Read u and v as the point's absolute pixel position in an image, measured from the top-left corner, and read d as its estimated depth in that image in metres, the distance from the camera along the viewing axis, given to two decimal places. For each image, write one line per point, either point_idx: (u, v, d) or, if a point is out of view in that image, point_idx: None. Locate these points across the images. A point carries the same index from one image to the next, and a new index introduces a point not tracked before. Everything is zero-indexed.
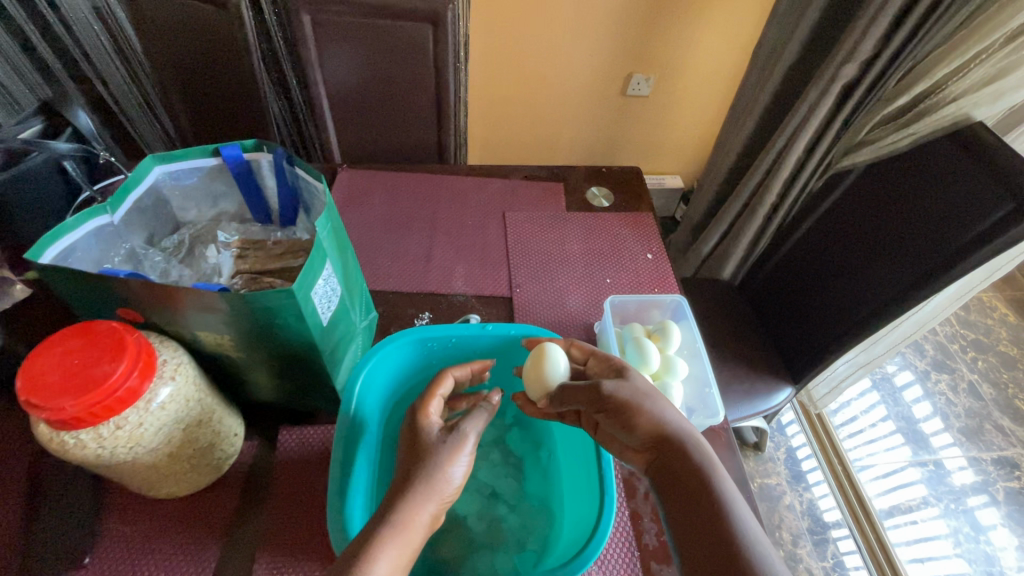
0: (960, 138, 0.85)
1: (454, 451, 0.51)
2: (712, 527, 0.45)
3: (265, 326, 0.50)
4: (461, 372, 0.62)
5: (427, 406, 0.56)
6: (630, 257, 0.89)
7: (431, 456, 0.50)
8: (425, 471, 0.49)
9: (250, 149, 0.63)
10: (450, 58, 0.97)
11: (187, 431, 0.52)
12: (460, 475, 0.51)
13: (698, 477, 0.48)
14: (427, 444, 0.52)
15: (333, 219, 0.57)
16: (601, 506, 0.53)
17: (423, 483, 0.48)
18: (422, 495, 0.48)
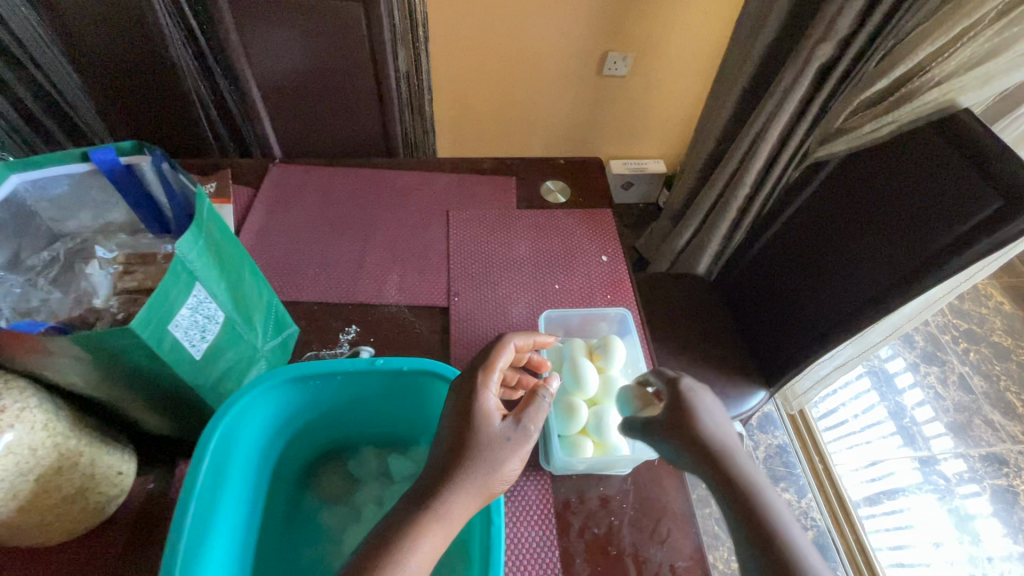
0: (945, 127, 0.76)
1: (515, 447, 0.48)
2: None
3: (116, 367, 0.44)
4: (523, 341, 0.56)
5: (490, 382, 0.49)
6: (582, 259, 0.82)
7: (488, 451, 0.46)
8: (481, 463, 0.46)
9: (129, 152, 0.56)
10: (386, 41, 0.89)
11: (41, 481, 0.46)
12: (513, 469, 0.48)
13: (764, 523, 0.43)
14: (486, 435, 0.47)
15: (206, 230, 0.49)
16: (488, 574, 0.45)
17: (480, 477, 0.45)
18: (476, 491, 0.45)
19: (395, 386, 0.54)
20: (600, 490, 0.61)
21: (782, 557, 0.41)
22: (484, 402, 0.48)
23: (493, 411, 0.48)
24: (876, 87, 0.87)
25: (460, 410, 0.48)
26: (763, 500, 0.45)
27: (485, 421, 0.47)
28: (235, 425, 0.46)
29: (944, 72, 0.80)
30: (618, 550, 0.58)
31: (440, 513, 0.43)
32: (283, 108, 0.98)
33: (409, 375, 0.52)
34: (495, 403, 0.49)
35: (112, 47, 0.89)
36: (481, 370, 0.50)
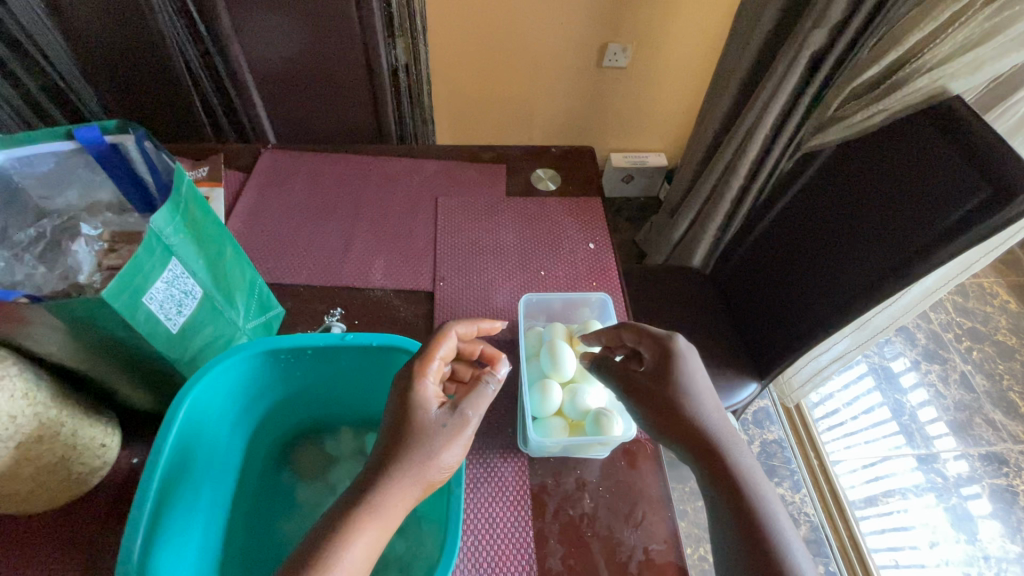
0: (937, 116, 0.75)
1: (453, 434, 0.47)
2: (753, 540, 0.48)
3: (92, 336, 0.45)
4: (465, 330, 0.55)
5: (427, 372, 0.49)
6: (569, 246, 0.82)
7: (425, 438, 0.46)
8: (418, 450, 0.46)
9: (113, 131, 0.56)
10: (380, 28, 0.90)
11: (22, 449, 0.47)
12: (452, 456, 0.47)
13: (744, 492, 0.50)
14: (423, 423, 0.47)
15: (182, 206, 0.49)
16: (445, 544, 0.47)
17: (418, 464, 0.45)
18: (413, 479, 0.45)
19: (367, 361, 0.54)
20: (576, 474, 0.62)
21: (765, 537, 0.48)
22: (422, 391, 0.48)
23: (430, 399, 0.48)
24: (868, 74, 0.85)
25: (399, 399, 0.48)
26: (743, 475, 0.51)
27: (422, 408, 0.48)
28: (201, 399, 0.47)
29: (936, 58, 0.78)
30: (593, 532, 0.58)
31: (376, 506, 0.44)
32: (276, 95, 0.99)
33: (378, 352, 0.53)
34: (434, 392, 0.49)
35: (112, 39, 0.91)
36: (418, 360, 0.50)
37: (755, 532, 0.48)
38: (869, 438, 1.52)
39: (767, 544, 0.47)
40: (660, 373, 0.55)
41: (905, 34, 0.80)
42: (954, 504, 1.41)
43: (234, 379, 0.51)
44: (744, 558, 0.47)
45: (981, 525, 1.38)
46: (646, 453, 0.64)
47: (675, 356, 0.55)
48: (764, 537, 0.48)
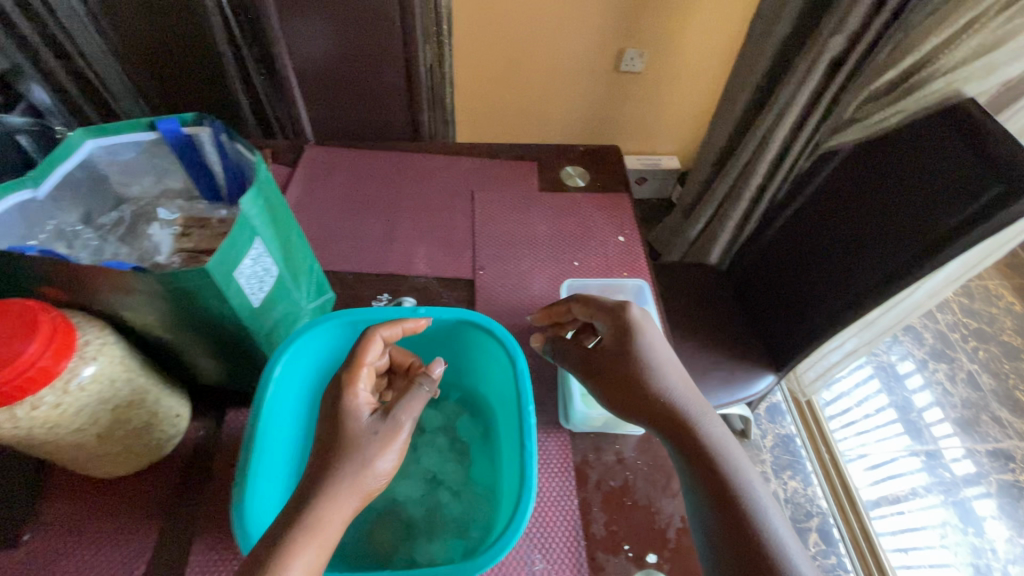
0: (952, 121, 0.79)
1: (385, 440, 0.48)
2: (721, 488, 0.52)
3: (187, 306, 0.49)
4: (388, 334, 0.56)
5: (357, 381, 0.51)
6: (600, 239, 0.86)
7: (354, 447, 0.47)
8: (348, 460, 0.46)
9: (190, 124, 0.61)
10: (420, 31, 0.94)
11: (115, 412, 0.51)
12: (385, 462, 0.48)
13: (706, 450, 0.54)
14: (351, 431, 0.48)
15: (264, 190, 0.54)
16: (520, 500, 0.50)
17: (349, 474, 0.46)
18: (348, 490, 0.45)
19: (439, 333, 0.63)
20: (615, 448, 0.66)
21: (731, 489, 0.51)
22: (350, 400, 0.50)
23: (360, 406, 0.50)
24: (884, 79, 0.89)
25: (331, 409, 0.50)
26: (705, 435, 0.55)
27: (353, 415, 0.49)
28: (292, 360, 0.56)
29: (951, 62, 0.83)
30: (632, 501, 0.62)
31: (311, 516, 0.43)
32: (315, 94, 1.04)
33: (451, 324, 0.61)
34: (365, 399, 0.51)
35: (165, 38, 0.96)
36: (346, 370, 0.52)
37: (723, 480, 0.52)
38: (881, 434, 1.56)
39: (731, 495, 0.51)
40: (616, 339, 0.60)
41: (920, 41, 0.84)
42: (962, 500, 1.45)
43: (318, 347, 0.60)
44: (713, 506, 0.51)
45: (988, 521, 1.41)
46: None
47: (632, 326, 0.59)
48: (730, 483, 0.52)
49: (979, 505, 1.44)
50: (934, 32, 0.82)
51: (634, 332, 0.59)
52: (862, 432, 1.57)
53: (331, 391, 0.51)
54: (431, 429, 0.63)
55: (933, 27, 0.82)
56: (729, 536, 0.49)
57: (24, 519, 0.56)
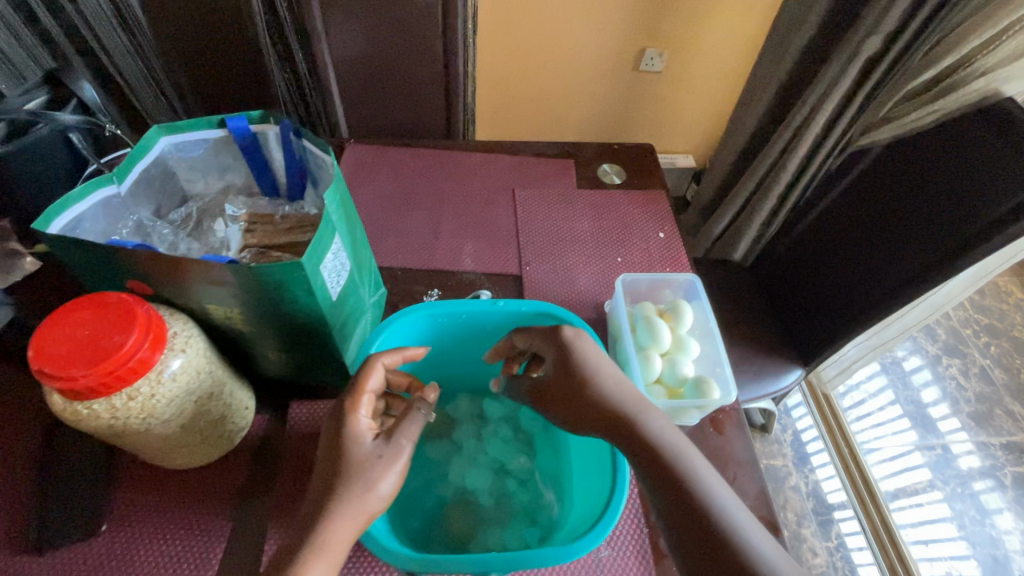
0: (991, 118, 0.81)
1: (390, 467, 0.45)
2: (680, 498, 0.46)
3: (273, 299, 0.49)
4: (392, 359, 0.51)
5: (360, 405, 0.47)
6: (641, 235, 0.88)
7: (362, 473, 0.44)
8: (353, 486, 0.43)
9: (257, 121, 0.61)
10: (460, 30, 0.96)
11: (198, 403, 0.52)
12: (389, 486, 0.44)
13: (660, 457, 0.48)
14: (356, 456, 0.44)
15: (341, 189, 0.56)
16: (615, 485, 0.50)
17: (354, 501, 0.42)
18: (353, 518, 0.42)
19: (514, 324, 0.63)
20: None
21: (692, 499, 0.45)
22: (354, 425, 0.46)
23: (362, 431, 0.46)
24: (921, 78, 0.92)
25: (329, 434, 0.46)
26: (659, 442, 0.49)
27: (355, 441, 0.45)
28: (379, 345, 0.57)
29: (990, 63, 0.84)
30: None
31: (319, 544, 0.40)
32: (353, 92, 1.05)
33: (528, 316, 0.62)
34: (367, 422, 0.47)
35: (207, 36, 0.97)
36: (348, 393, 0.47)
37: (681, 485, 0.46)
38: (896, 427, 1.58)
39: (691, 506, 0.45)
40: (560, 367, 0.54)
41: (963, 40, 0.86)
42: (975, 492, 1.47)
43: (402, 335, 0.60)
44: (675, 521, 0.45)
45: (1001, 513, 1.44)
46: (731, 421, 0.70)
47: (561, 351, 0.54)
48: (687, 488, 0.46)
49: (991, 497, 1.46)
50: (977, 31, 0.84)
51: (568, 348, 0.54)
52: (878, 425, 1.59)
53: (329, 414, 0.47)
54: (493, 420, 0.65)
55: (977, 25, 0.84)
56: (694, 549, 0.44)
57: (100, 512, 0.57)
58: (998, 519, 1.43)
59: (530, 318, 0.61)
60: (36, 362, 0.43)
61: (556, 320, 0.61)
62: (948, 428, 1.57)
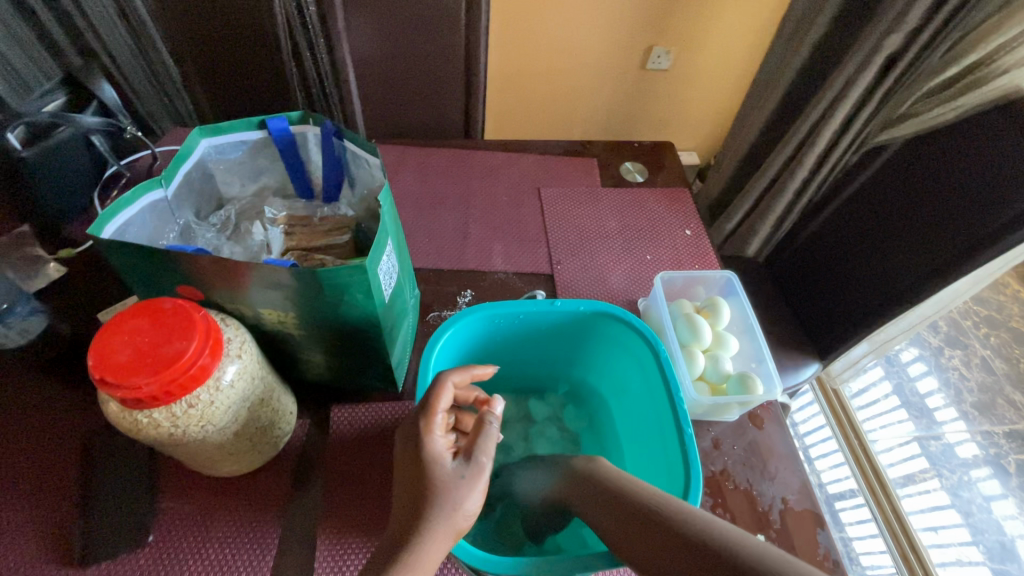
0: (1012, 112, 0.81)
1: (472, 482, 0.44)
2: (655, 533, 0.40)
3: (332, 303, 0.49)
4: (460, 376, 0.51)
5: (433, 425, 0.46)
6: (668, 233, 0.88)
7: (445, 492, 0.43)
8: (439, 507, 0.42)
9: (296, 122, 0.60)
10: (482, 28, 0.96)
11: (251, 409, 0.51)
12: (473, 505, 0.44)
13: (664, 518, 0.41)
14: (439, 477, 0.44)
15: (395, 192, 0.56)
16: (688, 482, 0.51)
17: (441, 520, 0.42)
18: (442, 534, 0.42)
19: (570, 325, 0.65)
20: (711, 436, 0.68)
21: (697, 544, 0.37)
22: (430, 445, 0.45)
23: (441, 451, 0.45)
24: (945, 75, 0.93)
25: (410, 457, 0.46)
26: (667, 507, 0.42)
27: (436, 463, 0.44)
28: (441, 348, 0.58)
29: (1011, 61, 0.85)
30: (733, 485, 0.64)
31: (412, 562, 0.40)
32: (371, 91, 1.05)
33: (585, 317, 0.63)
34: (444, 443, 0.46)
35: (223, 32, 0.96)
36: (422, 415, 0.47)
37: (656, 521, 0.41)
38: (900, 417, 1.58)
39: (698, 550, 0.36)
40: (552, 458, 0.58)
41: (988, 36, 0.88)
42: (975, 480, 1.48)
43: (462, 337, 0.62)
44: None
45: (1002, 499, 1.45)
46: (769, 416, 0.70)
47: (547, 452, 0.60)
48: (664, 517, 0.41)
49: (989, 484, 1.47)
50: (1004, 26, 0.85)
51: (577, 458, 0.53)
52: (882, 415, 1.59)
53: (405, 439, 0.47)
54: (540, 421, 0.71)
55: (1004, 20, 0.85)
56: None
57: (144, 524, 0.55)
58: (1000, 505, 1.44)
59: (588, 317, 0.62)
60: (95, 371, 0.41)
61: (613, 320, 0.62)
62: (944, 417, 1.58)
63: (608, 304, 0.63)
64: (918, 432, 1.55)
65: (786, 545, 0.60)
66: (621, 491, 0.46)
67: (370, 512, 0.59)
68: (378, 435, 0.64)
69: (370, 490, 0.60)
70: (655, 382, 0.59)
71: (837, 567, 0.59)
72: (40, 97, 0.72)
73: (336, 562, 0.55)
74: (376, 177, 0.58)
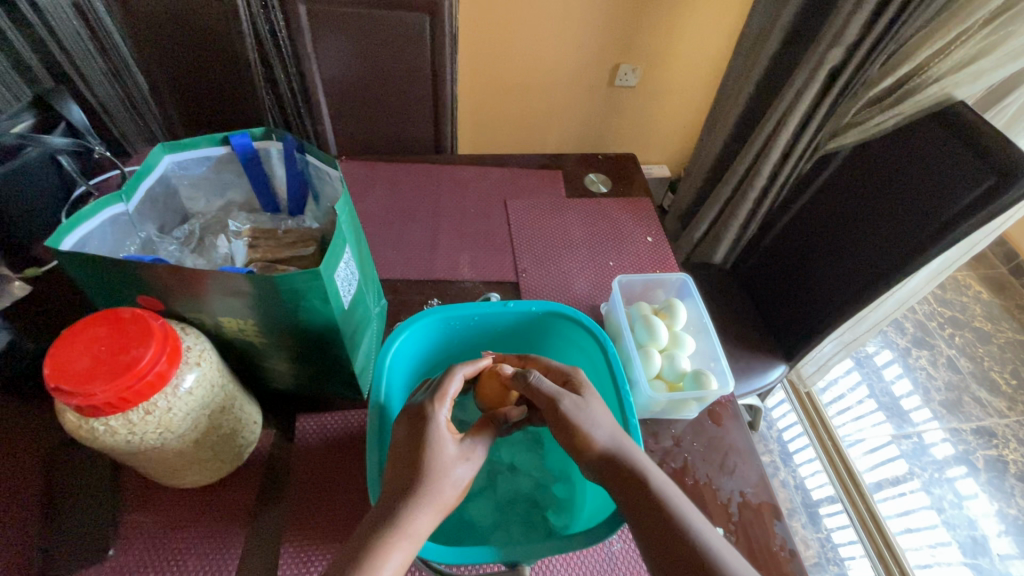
0: (947, 121, 0.87)
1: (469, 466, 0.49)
2: (657, 518, 0.47)
3: (290, 309, 0.50)
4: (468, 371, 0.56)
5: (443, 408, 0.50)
6: (631, 240, 0.91)
7: (449, 469, 0.47)
8: (439, 479, 0.46)
9: (259, 138, 0.62)
10: (447, 49, 1.00)
11: (211, 417, 0.52)
12: (464, 484, 0.48)
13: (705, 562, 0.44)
14: (445, 454, 0.48)
15: (354, 205, 0.58)
16: None
17: (441, 494, 0.46)
18: (435, 504, 0.46)
19: (526, 326, 0.67)
20: (671, 432, 0.70)
21: None
22: (438, 424, 0.49)
23: (447, 430, 0.49)
24: (883, 85, 0.99)
25: (414, 432, 0.49)
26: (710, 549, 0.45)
27: (444, 442, 0.48)
28: (399, 347, 0.61)
29: (941, 71, 0.93)
30: (693, 480, 0.66)
31: (406, 529, 0.44)
32: (344, 111, 1.08)
33: (539, 317, 0.66)
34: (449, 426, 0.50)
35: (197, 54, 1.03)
36: (434, 398, 0.51)
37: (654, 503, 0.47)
38: (874, 419, 1.61)
39: None
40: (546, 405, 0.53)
41: (915, 51, 0.95)
42: (950, 478, 1.50)
43: (419, 340, 0.64)
44: None
45: (975, 497, 1.47)
46: (728, 413, 0.73)
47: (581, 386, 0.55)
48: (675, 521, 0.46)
49: (965, 483, 1.49)
50: (929, 41, 0.93)
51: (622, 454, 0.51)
52: (858, 418, 1.62)
53: (412, 419, 0.50)
54: None
55: (928, 37, 0.93)
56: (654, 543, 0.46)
57: (106, 538, 0.55)
58: (973, 503, 1.46)
59: (540, 317, 0.65)
60: (50, 379, 0.42)
61: (565, 319, 0.65)
62: (919, 418, 1.61)
63: (560, 304, 0.66)
64: (895, 432, 1.59)
65: (744, 538, 0.62)
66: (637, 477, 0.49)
67: (334, 517, 0.59)
68: (346, 440, 0.65)
69: (336, 494, 0.61)
70: (606, 376, 0.62)
71: (794, 556, 0.61)
72: (8, 119, 0.73)
73: (301, 566, 0.56)
74: (336, 189, 0.60)
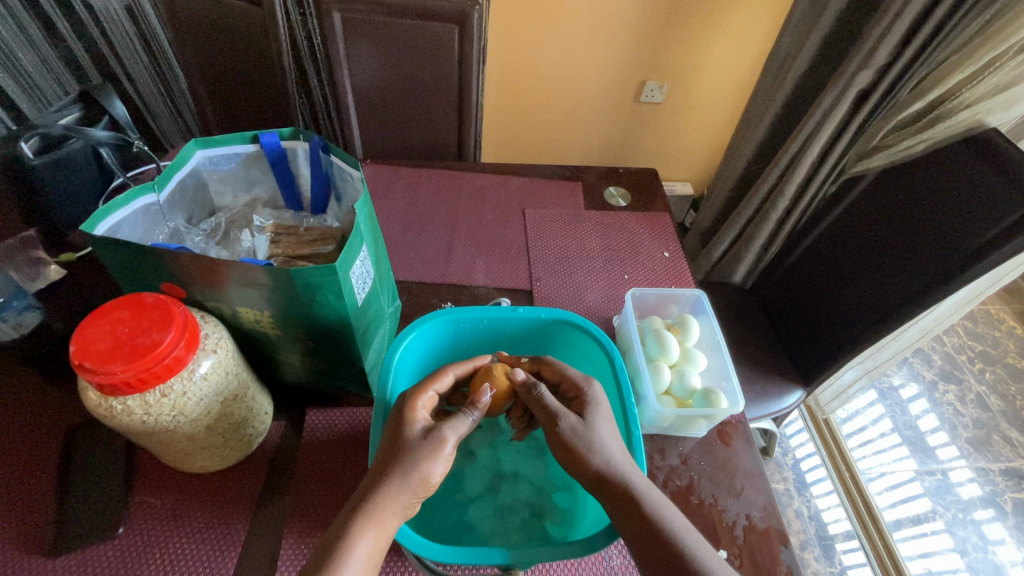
0: (979, 149, 0.84)
1: (433, 450, 0.49)
2: (652, 535, 0.47)
3: (305, 302, 0.52)
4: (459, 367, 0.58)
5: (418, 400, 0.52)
6: (648, 254, 0.91)
7: (411, 450, 0.48)
8: (402, 462, 0.47)
9: (287, 137, 0.64)
10: (473, 58, 1.02)
11: (224, 404, 0.53)
12: (437, 474, 0.49)
13: None
14: (409, 440, 0.49)
15: (373, 205, 0.59)
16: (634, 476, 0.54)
17: (402, 476, 0.46)
18: (400, 488, 0.46)
19: (534, 331, 0.68)
20: (678, 449, 0.69)
21: None
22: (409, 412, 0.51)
23: (415, 418, 0.50)
24: (911, 110, 0.99)
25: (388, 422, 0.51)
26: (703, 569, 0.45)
27: (415, 430, 0.49)
28: (410, 342, 0.62)
29: (974, 96, 0.91)
30: (698, 500, 0.64)
31: (372, 510, 0.45)
32: (371, 117, 1.11)
33: (547, 324, 0.66)
34: (421, 415, 0.51)
35: (239, 61, 1.09)
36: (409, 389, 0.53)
37: (651, 521, 0.47)
38: (896, 454, 1.56)
39: None
40: (546, 414, 0.54)
41: (946, 75, 0.94)
42: (976, 521, 1.43)
43: (429, 338, 0.65)
44: None
45: (1003, 543, 1.39)
46: (737, 433, 0.72)
47: (590, 403, 0.54)
48: (669, 540, 0.47)
49: (992, 527, 1.42)
50: (960, 66, 0.92)
51: (623, 467, 0.50)
52: (878, 452, 1.57)
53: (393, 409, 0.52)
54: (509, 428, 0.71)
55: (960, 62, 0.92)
56: (652, 557, 0.46)
57: (118, 515, 0.57)
58: (1001, 549, 1.39)
59: (549, 324, 0.65)
60: (75, 356, 0.44)
61: (574, 327, 0.65)
62: (945, 455, 1.54)
63: (569, 313, 0.66)
64: (918, 468, 1.53)
65: (748, 562, 0.60)
66: (638, 494, 0.48)
67: (334, 512, 0.60)
68: (351, 435, 0.66)
69: (338, 489, 0.62)
70: (612, 386, 0.62)
71: None
72: (56, 112, 0.78)
73: (301, 559, 0.57)
74: (357, 189, 0.61)
